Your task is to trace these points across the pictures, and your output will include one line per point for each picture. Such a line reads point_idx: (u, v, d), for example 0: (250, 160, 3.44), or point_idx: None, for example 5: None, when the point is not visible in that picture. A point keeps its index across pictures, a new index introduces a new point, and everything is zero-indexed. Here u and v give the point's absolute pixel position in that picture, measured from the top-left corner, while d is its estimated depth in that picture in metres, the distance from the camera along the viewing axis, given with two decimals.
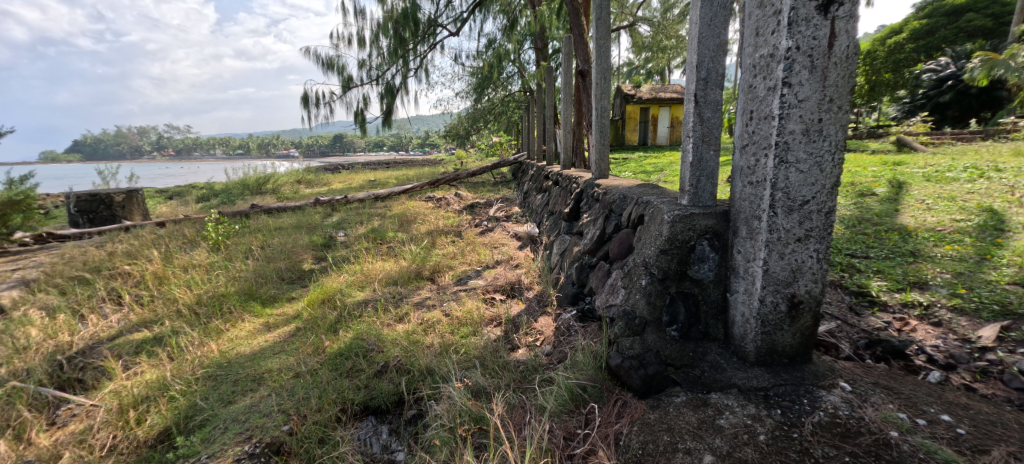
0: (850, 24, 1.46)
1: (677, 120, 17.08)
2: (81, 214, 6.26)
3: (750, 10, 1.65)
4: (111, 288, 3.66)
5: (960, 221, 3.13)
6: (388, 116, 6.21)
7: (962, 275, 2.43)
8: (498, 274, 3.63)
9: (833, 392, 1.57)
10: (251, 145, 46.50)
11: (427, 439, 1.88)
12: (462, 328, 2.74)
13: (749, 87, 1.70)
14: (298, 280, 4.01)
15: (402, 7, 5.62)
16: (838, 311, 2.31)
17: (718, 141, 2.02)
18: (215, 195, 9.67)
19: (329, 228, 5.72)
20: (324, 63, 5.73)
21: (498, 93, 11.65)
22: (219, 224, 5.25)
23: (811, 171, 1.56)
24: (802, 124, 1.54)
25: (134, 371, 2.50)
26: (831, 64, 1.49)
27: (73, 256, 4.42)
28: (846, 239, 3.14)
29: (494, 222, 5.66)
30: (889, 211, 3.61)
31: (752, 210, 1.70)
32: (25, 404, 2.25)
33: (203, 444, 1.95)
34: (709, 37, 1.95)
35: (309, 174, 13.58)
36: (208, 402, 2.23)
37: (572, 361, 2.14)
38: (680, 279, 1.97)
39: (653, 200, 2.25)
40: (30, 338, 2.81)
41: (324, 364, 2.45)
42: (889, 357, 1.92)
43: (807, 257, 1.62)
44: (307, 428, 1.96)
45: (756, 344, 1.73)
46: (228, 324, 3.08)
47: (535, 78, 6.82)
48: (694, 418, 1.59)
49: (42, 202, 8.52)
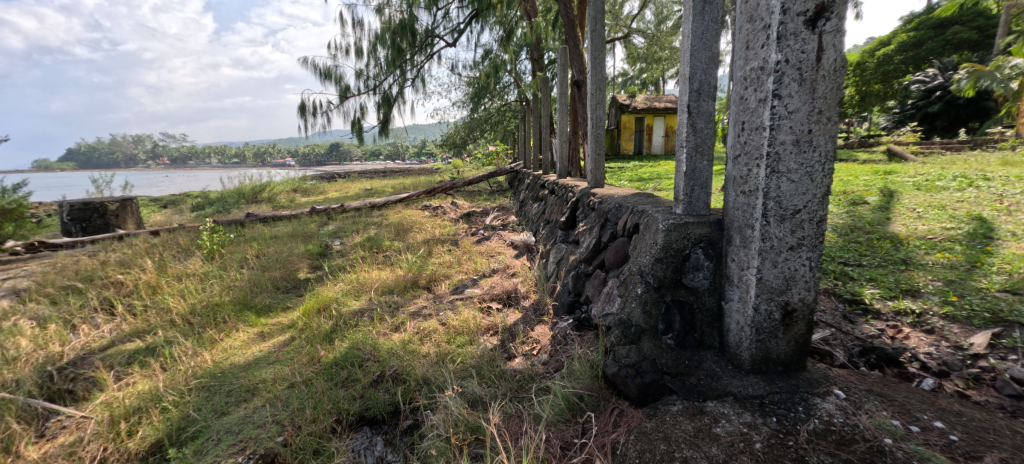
0: (837, 37, 1.49)
1: (671, 130, 17.22)
2: (73, 223, 6.21)
3: (741, 24, 1.70)
4: (104, 298, 3.65)
5: (950, 230, 3.18)
6: (385, 126, 6.25)
7: (953, 282, 2.47)
8: (494, 283, 3.63)
9: (827, 399, 1.58)
10: (247, 153, 46.38)
11: (423, 449, 1.87)
12: (459, 337, 2.73)
13: (740, 98, 1.74)
14: (293, 288, 3.99)
15: (400, 18, 5.71)
16: (832, 319, 2.33)
17: (710, 151, 2.05)
18: (210, 204, 9.63)
19: (325, 237, 5.70)
20: (322, 73, 5.80)
21: (494, 103, 11.77)
22: (214, 233, 5.21)
23: (802, 181, 1.59)
24: (792, 136, 1.57)
25: (126, 382, 2.47)
26: (819, 77, 1.52)
27: (66, 265, 4.39)
28: (840, 247, 3.18)
29: (490, 231, 5.69)
30: (881, 219, 3.65)
31: (745, 218, 1.72)
32: (13, 416, 2.20)
33: (195, 456, 1.94)
34: (701, 50, 1.99)
35: (305, 183, 13.56)
36: (201, 413, 2.21)
37: (569, 371, 2.15)
38: (675, 287, 1.98)
39: (647, 209, 2.27)
40: (20, 349, 2.76)
41: (319, 374, 2.44)
42: (883, 364, 1.93)
43: (800, 265, 1.64)
44: (301, 439, 1.95)
45: (752, 352, 1.74)
46: (222, 333, 3.05)
47: (531, 88, 6.86)
48: (690, 426, 1.60)
49: (33, 211, 8.45)
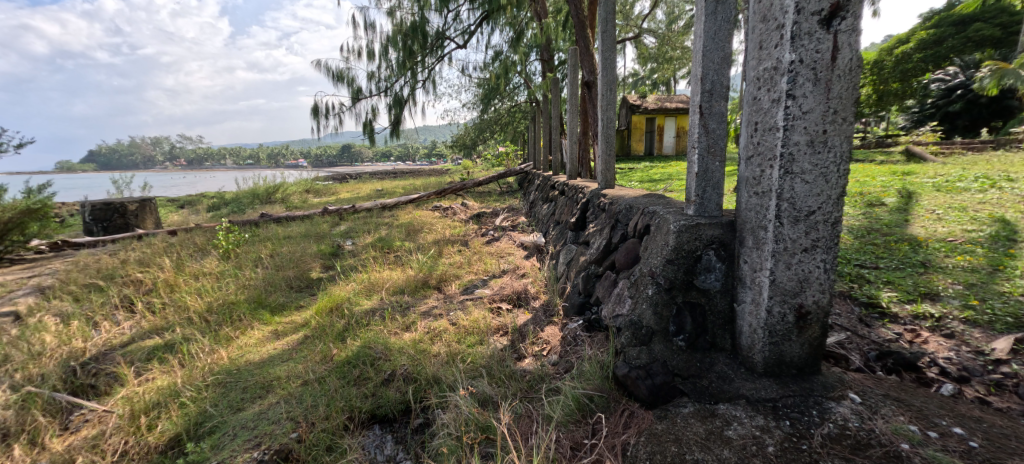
0: (852, 37, 1.47)
1: (682, 130, 17.07)
2: (95, 222, 6.38)
3: (754, 24, 1.69)
4: (124, 295, 3.74)
5: (971, 232, 3.11)
6: (396, 127, 6.31)
7: (974, 286, 2.41)
8: (504, 284, 3.64)
9: (842, 403, 1.56)
10: (261, 154, 47.10)
11: (434, 447, 1.88)
12: (468, 337, 2.74)
13: (752, 99, 1.72)
14: (306, 288, 4.04)
15: (411, 20, 5.76)
16: (848, 323, 2.29)
17: (723, 152, 2.03)
18: (226, 205, 9.82)
19: (337, 237, 5.77)
20: (335, 75, 5.88)
21: (504, 104, 11.80)
22: (229, 233, 5.32)
23: (816, 182, 1.57)
24: (806, 136, 1.55)
25: (146, 377, 2.54)
26: (835, 76, 1.50)
27: (87, 264, 4.50)
28: (855, 250, 3.12)
29: (500, 232, 5.70)
30: (899, 221, 3.58)
31: (758, 219, 1.70)
32: (39, 409, 2.27)
33: (212, 451, 1.97)
34: (713, 51, 1.98)
35: (317, 184, 13.71)
36: (217, 409, 2.25)
37: (579, 372, 2.14)
38: (686, 288, 1.97)
39: (659, 210, 2.25)
40: (45, 344, 2.84)
41: (332, 372, 2.47)
42: (900, 369, 1.90)
43: (814, 267, 1.62)
44: (315, 435, 1.98)
45: (765, 355, 1.72)
46: (237, 331, 3.11)
47: (541, 88, 6.86)
48: (702, 429, 1.58)
49: (57, 211, 8.71)
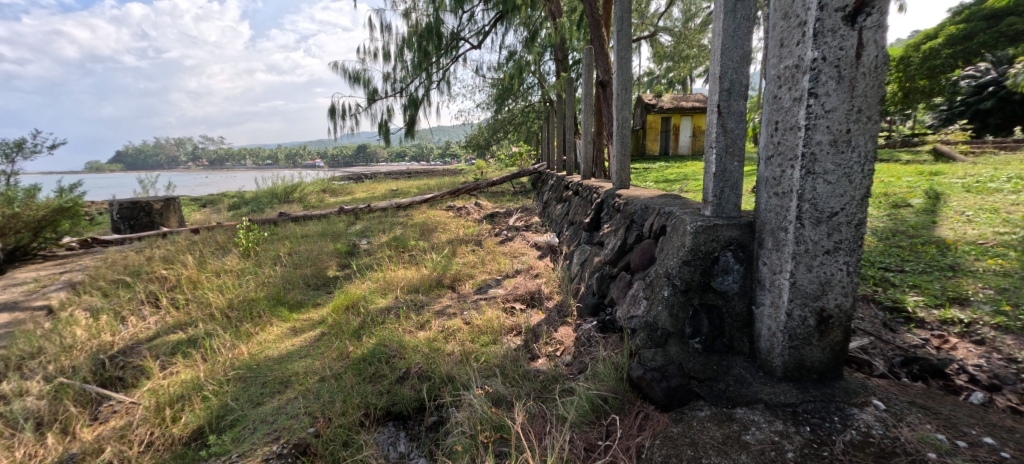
0: (878, 33, 1.43)
1: (699, 130, 16.82)
2: (122, 220, 6.58)
3: (775, 21, 1.66)
4: (149, 291, 3.86)
5: (1003, 235, 2.99)
6: (411, 127, 6.37)
7: (1007, 290, 2.32)
8: (518, 284, 3.64)
9: (865, 410, 1.52)
10: (279, 155, 48.03)
11: (448, 445, 1.89)
12: (482, 337, 2.75)
13: (773, 98, 1.69)
14: (323, 286, 4.11)
15: (426, 21, 5.80)
16: (871, 327, 2.23)
17: (742, 152, 2.00)
18: (246, 204, 10.04)
19: (353, 236, 5.84)
20: (351, 76, 5.97)
21: (518, 104, 11.80)
22: (249, 231, 5.44)
23: (839, 183, 1.53)
24: (829, 135, 1.51)
25: (170, 371, 2.61)
26: (859, 74, 1.46)
27: (115, 260, 4.66)
28: (880, 252, 3.03)
29: (513, 232, 5.70)
30: (925, 223, 3.47)
31: (778, 220, 1.67)
32: (70, 399, 2.36)
33: (233, 443, 2.02)
34: (732, 49, 1.94)
35: (334, 184, 13.93)
36: (237, 403, 2.31)
37: (594, 372, 2.13)
38: (703, 290, 1.95)
39: (675, 211, 2.23)
40: (76, 338, 2.95)
41: (348, 369, 2.51)
42: (927, 376, 1.84)
43: (836, 270, 1.58)
44: (331, 431, 2.02)
45: (784, 359, 1.69)
46: (257, 327, 3.18)
47: (555, 88, 6.84)
48: (719, 433, 1.56)
49: (87, 209, 9.03)
